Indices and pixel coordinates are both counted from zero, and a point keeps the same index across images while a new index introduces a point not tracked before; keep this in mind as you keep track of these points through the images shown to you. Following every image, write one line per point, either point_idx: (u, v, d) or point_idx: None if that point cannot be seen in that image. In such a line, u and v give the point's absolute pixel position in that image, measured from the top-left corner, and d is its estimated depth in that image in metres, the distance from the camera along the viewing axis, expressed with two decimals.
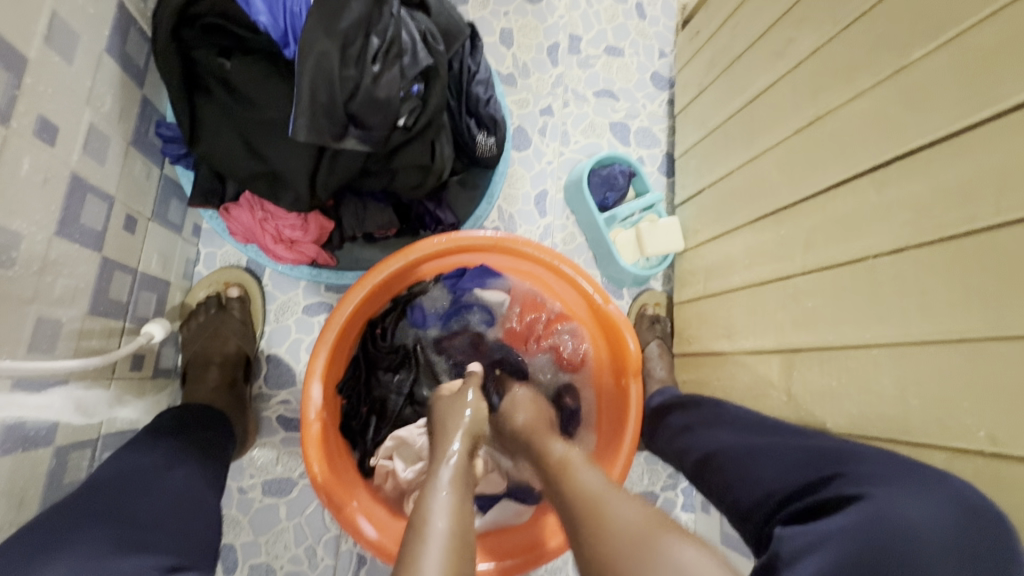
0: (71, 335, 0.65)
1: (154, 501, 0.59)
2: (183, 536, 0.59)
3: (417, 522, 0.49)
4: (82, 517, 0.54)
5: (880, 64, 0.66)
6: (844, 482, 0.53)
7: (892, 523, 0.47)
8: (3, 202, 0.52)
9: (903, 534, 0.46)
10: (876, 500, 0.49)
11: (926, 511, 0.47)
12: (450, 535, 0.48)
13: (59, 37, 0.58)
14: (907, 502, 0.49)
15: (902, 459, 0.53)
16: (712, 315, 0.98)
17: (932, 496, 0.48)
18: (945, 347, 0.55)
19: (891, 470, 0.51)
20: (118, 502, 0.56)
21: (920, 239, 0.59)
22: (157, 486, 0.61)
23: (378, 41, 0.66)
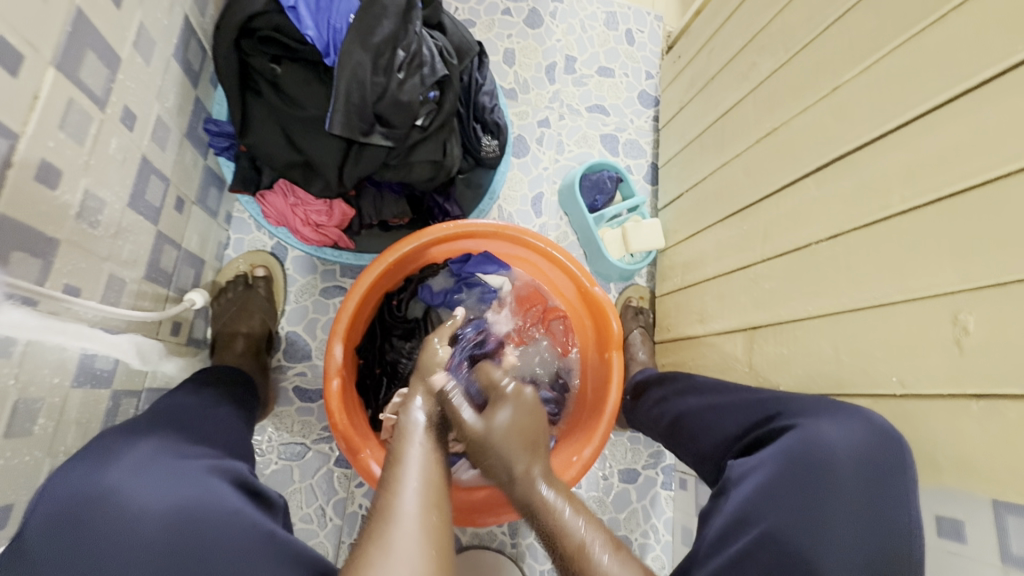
0: (131, 294, 0.75)
1: (206, 423, 0.67)
2: (231, 447, 0.66)
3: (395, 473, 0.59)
4: (151, 424, 0.61)
5: (822, 83, 0.80)
6: (784, 417, 0.64)
7: (816, 437, 0.59)
8: (96, 173, 0.63)
9: (822, 448, 0.58)
10: (804, 428, 0.60)
11: (844, 433, 0.59)
12: (425, 484, 0.57)
13: (143, 42, 0.69)
14: (828, 427, 0.60)
15: (830, 400, 0.63)
16: (689, 304, 1.09)
17: (850, 422, 0.59)
18: (868, 312, 0.67)
19: (819, 406, 0.63)
20: (180, 420, 0.64)
21: (850, 226, 0.71)
22: (207, 414, 0.69)
23: (403, 54, 0.79)
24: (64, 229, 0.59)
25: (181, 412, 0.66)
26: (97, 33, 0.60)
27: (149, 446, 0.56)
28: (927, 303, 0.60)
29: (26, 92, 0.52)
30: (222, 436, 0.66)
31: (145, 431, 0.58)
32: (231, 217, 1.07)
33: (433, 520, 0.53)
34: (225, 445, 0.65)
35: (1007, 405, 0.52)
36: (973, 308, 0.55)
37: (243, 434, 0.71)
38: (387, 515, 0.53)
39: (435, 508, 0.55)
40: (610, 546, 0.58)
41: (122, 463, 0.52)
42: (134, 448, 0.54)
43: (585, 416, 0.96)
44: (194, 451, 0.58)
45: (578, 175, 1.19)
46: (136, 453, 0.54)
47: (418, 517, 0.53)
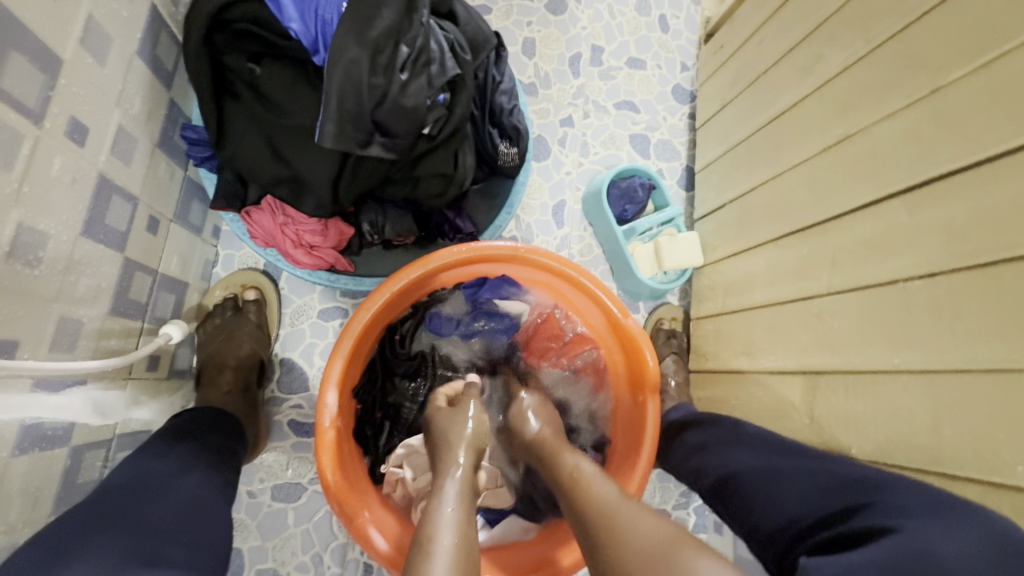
0: (91, 335, 0.65)
1: (165, 506, 0.56)
2: (196, 546, 0.56)
3: (422, 540, 0.49)
4: (95, 527, 0.51)
5: (914, 84, 0.65)
6: (877, 512, 0.53)
7: (929, 553, 0.46)
8: (34, 202, 0.52)
9: (943, 571, 0.45)
10: (907, 534, 0.49)
11: (958, 542, 0.47)
12: (458, 554, 0.47)
13: (94, 38, 0.58)
14: (937, 532, 0.48)
15: (930, 490, 0.52)
16: (732, 333, 0.96)
17: (967, 528, 0.47)
18: (983, 377, 0.53)
19: (922, 502, 0.51)
20: (130, 506, 0.54)
21: (955, 264, 0.57)
22: (170, 490, 0.58)
23: (407, 50, 0.66)
24: None
25: (140, 483, 0.58)
26: (26, 30, 0.49)
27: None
28: None
29: None
30: (187, 530, 0.56)
31: (76, 552, 0.48)
32: (218, 232, 0.96)
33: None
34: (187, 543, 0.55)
35: None
36: None
37: (220, 512, 0.61)
38: None
39: None
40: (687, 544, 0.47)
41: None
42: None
43: (617, 466, 0.83)
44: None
45: (606, 183, 1.05)
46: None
47: None
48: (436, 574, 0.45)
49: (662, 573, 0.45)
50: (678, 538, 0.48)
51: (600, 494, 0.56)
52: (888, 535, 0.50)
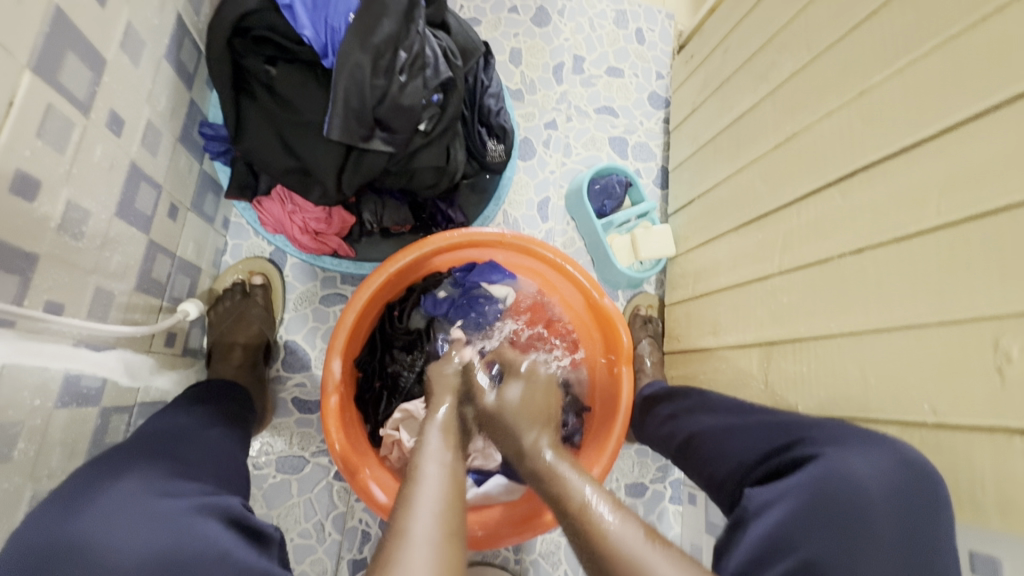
0: (120, 307, 0.72)
1: (192, 447, 0.65)
2: (223, 478, 0.64)
3: (413, 468, 0.56)
4: (136, 455, 0.58)
5: (847, 88, 0.75)
6: (809, 444, 0.61)
7: (843, 470, 0.54)
8: (80, 183, 0.60)
9: (850, 480, 0.54)
10: (829, 458, 0.56)
11: (872, 464, 0.55)
12: (446, 478, 0.55)
13: (131, 43, 0.66)
14: (856, 457, 0.56)
15: (856, 427, 0.60)
16: (701, 315, 1.05)
17: (877, 454, 0.55)
18: (898, 333, 0.62)
19: (844, 433, 0.59)
20: (162, 446, 0.63)
21: (877, 239, 0.67)
22: (196, 438, 0.67)
23: (405, 55, 0.75)
24: (43, 242, 0.56)
25: (170, 435, 0.65)
26: (80, 34, 0.57)
27: (133, 483, 0.54)
28: (965, 327, 0.56)
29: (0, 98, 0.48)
30: (212, 463, 0.64)
31: (126, 465, 0.56)
32: (228, 222, 1.03)
33: (451, 512, 0.50)
34: (212, 472, 0.63)
35: None
36: (1015, 334, 0.51)
37: (236, 456, 0.70)
38: (405, 510, 0.50)
39: (456, 502, 0.52)
40: (655, 550, 0.49)
41: (99, 508, 0.50)
42: (117, 486, 0.53)
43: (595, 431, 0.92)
44: (184, 486, 0.57)
45: (586, 180, 1.15)
46: (119, 491, 0.52)
47: (437, 508, 0.50)
48: (424, 490, 0.52)
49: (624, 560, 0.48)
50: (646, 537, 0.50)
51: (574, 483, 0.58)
52: (813, 460, 0.58)
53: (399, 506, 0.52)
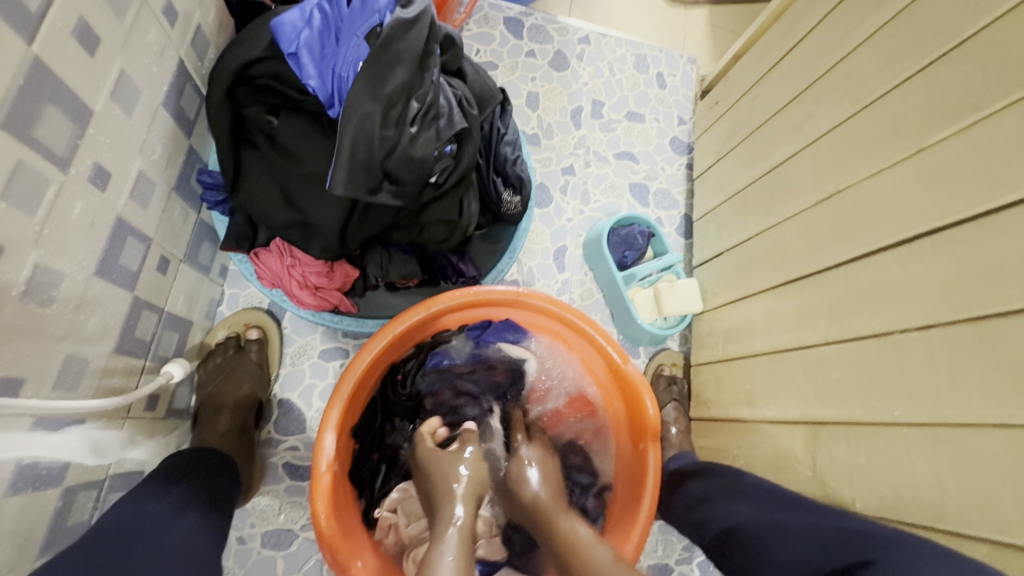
0: (94, 374, 0.65)
1: (160, 547, 0.57)
2: None
3: None
4: (84, 571, 0.52)
5: (899, 145, 0.69)
6: (876, 570, 0.51)
7: None
8: (51, 244, 0.54)
9: None
10: None
11: None
12: None
13: (123, 91, 0.61)
14: None
15: (934, 550, 0.51)
16: (732, 380, 0.96)
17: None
18: (981, 432, 0.53)
19: (923, 559, 0.50)
20: (120, 550, 0.55)
21: (946, 318, 0.59)
22: (167, 531, 0.60)
23: (418, 105, 0.69)
24: (1, 312, 0.49)
25: (133, 533, 0.57)
26: (62, 87, 0.52)
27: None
28: None
29: None
30: (184, 563, 0.58)
31: None
32: (225, 271, 0.97)
33: None
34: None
35: None
36: None
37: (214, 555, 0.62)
38: None
39: None
40: None
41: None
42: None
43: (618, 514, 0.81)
44: None
45: (606, 230, 1.08)
46: None
47: None
48: None
49: None
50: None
51: (597, 563, 0.59)
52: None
53: None
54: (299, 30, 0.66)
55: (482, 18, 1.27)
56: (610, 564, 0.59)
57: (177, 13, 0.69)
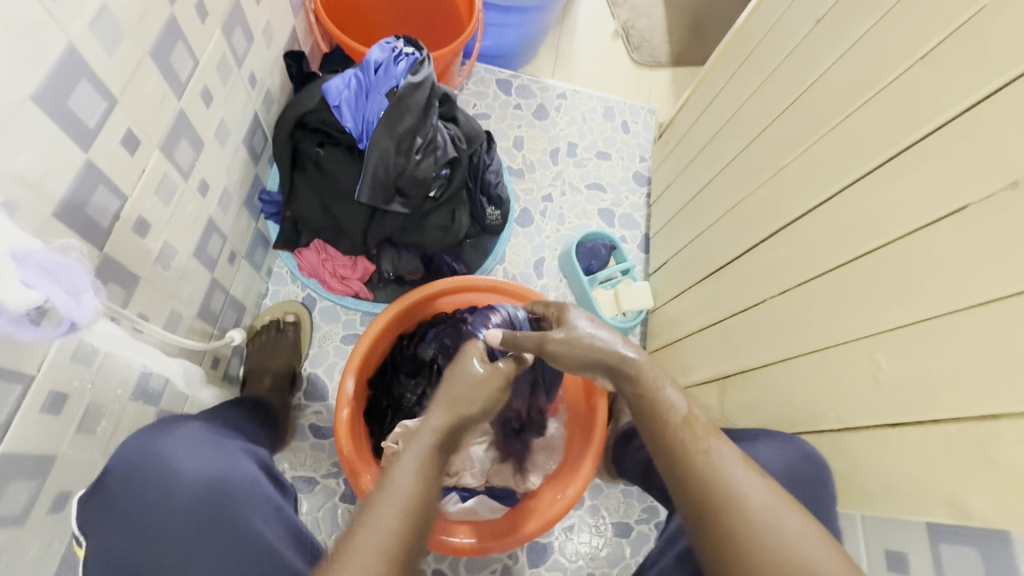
0: (185, 329, 0.90)
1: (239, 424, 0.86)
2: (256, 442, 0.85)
3: (386, 484, 0.60)
4: (199, 417, 0.79)
5: (771, 166, 0.95)
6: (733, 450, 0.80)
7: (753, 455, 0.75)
8: (174, 229, 0.81)
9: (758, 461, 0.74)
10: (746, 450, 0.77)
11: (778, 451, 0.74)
12: (416, 487, 0.60)
13: (221, 132, 0.90)
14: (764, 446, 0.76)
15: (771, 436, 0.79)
16: (673, 358, 1.18)
17: (786, 445, 0.75)
18: (810, 357, 0.76)
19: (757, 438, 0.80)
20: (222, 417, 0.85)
21: (794, 283, 0.83)
22: (241, 420, 0.88)
23: (421, 141, 0.97)
24: (146, 269, 0.76)
25: (223, 416, 0.85)
26: (191, 127, 0.80)
27: (194, 430, 0.74)
28: (854, 347, 0.69)
29: (137, 167, 0.69)
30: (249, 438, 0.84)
31: (197, 417, 0.80)
32: (271, 271, 1.24)
33: (411, 539, 0.56)
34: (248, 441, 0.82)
35: (914, 432, 0.59)
36: (885, 347, 0.64)
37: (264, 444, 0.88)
38: (372, 511, 0.57)
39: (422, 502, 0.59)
40: (752, 477, 0.58)
41: (177, 439, 0.71)
42: (184, 427, 0.74)
43: (573, 456, 1.01)
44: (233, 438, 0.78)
45: (574, 243, 1.33)
46: (195, 428, 0.75)
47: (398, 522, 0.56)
48: (388, 506, 0.57)
49: (737, 505, 0.56)
50: (748, 472, 0.59)
51: (729, 468, 0.59)
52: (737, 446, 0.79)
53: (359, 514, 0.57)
54: (341, 91, 0.95)
55: (478, 80, 1.59)
56: (747, 479, 0.58)
57: (257, 81, 0.99)
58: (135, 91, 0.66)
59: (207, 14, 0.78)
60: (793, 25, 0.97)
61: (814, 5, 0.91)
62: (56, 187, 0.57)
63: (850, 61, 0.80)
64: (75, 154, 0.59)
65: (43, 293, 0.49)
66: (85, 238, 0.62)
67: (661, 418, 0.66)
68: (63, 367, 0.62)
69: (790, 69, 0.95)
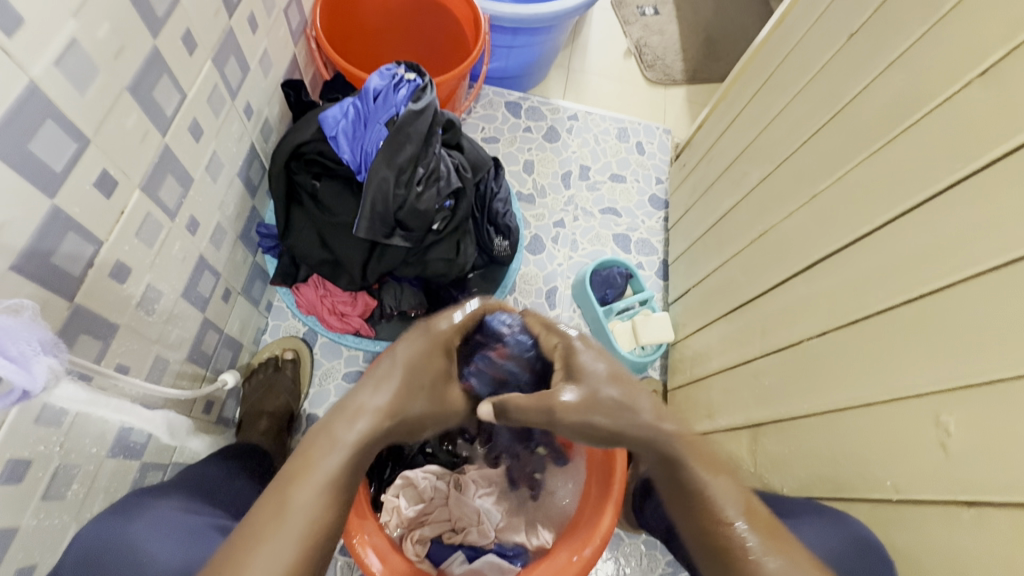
0: (171, 375, 0.85)
1: (226, 489, 0.79)
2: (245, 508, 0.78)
3: (311, 450, 0.53)
4: (177, 488, 0.73)
5: (802, 193, 0.88)
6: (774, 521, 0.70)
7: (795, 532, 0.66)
8: (160, 271, 0.76)
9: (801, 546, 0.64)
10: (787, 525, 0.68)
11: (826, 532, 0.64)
12: (343, 467, 0.53)
13: (213, 166, 0.85)
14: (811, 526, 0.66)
15: (815, 505, 0.70)
16: (698, 398, 1.09)
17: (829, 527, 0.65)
18: (859, 411, 0.67)
19: (800, 508, 0.70)
20: (205, 483, 0.77)
21: (835, 324, 0.74)
22: (229, 481, 0.81)
23: (423, 171, 0.91)
24: (125, 316, 0.70)
25: (200, 479, 0.78)
26: (178, 163, 0.76)
27: (164, 508, 0.67)
28: (913, 404, 0.60)
29: (114, 209, 0.65)
30: (238, 508, 0.77)
31: (172, 490, 0.72)
32: (271, 306, 1.18)
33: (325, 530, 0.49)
34: (233, 513, 0.74)
35: (996, 513, 0.50)
36: (952, 409, 0.56)
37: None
38: (293, 484, 0.51)
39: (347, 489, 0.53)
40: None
41: (146, 521, 0.64)
42: (154, 508, 0.67)
43: (586, 515, 0.88)
44: (213, 511, 0.71)
45: (588, 272, 1.26)
46: (164, 507, 0.68)
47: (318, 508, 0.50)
48: (306, 486, 0.51)
49: None
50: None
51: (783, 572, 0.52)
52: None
53: (281, 480, 0.52)
54: (338, 120, 0.91)
55: (487, 103, 1.54)
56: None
57: (253, 111, 0.95)
58: (112, 128, 0.62)
59: (196, 45, 0.74)
60: (822, 40, 0.90)
61: (847, 19, 0.84)
62: (14, 238, 0.52)
63: (892, 79, 0.73)
64: (39, 201, 0.54)
65: None
66: (52, 291, 0.57)
67: (704, 501, 0.60)
68: (24, 432, 0.56)
69: (821, 88, 0.88)
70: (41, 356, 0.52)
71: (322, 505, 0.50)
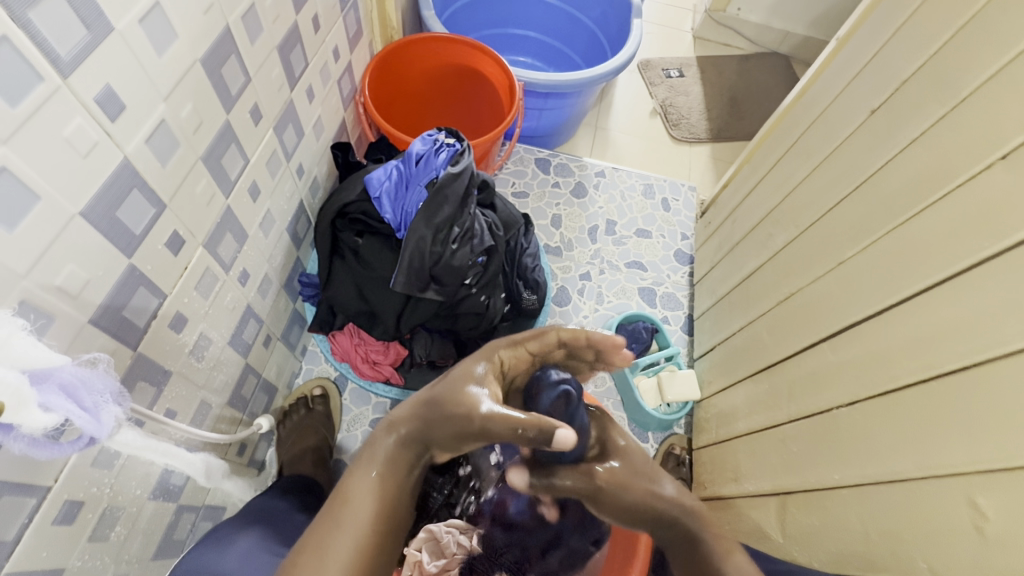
0: (212, 419, 0.88)
1: (294, 523, 0.84)
2: None
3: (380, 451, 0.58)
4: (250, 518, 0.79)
5: (827, 259, 0.89)
6: None
7: None
8: (214, 322, 0.82)
9: None
10: None
11: None
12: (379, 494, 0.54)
13: (266, 223, 0.92)
14: None
15: None
16: (724, 460, 1.07)
17: None
18: (891, 486, 0.66)
19: None
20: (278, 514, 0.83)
21: (864, 393, 0.74)
22: (291, 516, 0.85)
23: (459, 230, 0.96)
24: (177, 362, 0.75)
25: (272, 508, 0.84)
26: (236, 222, 0.82)
27: (251, 540, 0.75)
28: (946, 483, 0.59)
29: (178, 266, 0.70)
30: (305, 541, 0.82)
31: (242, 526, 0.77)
32: (306, 350, 1.23)
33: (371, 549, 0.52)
34: None
35: None
36: (989, 492, 0.55)
37: None
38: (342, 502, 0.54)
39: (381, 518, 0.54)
40: None
41: (234, 555, 0.72)
42: (242, 540, 0.74)
43: None
44: (288, 549, 0.77)
45: (613, 326, 1.27)
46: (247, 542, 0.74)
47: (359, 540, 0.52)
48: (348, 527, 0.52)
49: None
50: None
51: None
52: None
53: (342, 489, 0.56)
54: (382, 182, 0.98)
55: (517, 160, 1.62)
56: None
57: (304, 171, 1.03)
58: (184, 194, 0.68)
59: (261, 117, 0.82)
60: (845, 114, 0.94)
61: (869, 95, 0.88)
62: (95, 295, 0.57)
63: (915, 155, 0.75)
64: (118, 260, 0.60)
65: (62, 413, 0.50)
66: (120, 342, 0.62)
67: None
68: (81, 475, 0.60)
69: (844, 159, 0.91)
70: (109, 405, 0.57)
71: (370, 517, 0.53)
